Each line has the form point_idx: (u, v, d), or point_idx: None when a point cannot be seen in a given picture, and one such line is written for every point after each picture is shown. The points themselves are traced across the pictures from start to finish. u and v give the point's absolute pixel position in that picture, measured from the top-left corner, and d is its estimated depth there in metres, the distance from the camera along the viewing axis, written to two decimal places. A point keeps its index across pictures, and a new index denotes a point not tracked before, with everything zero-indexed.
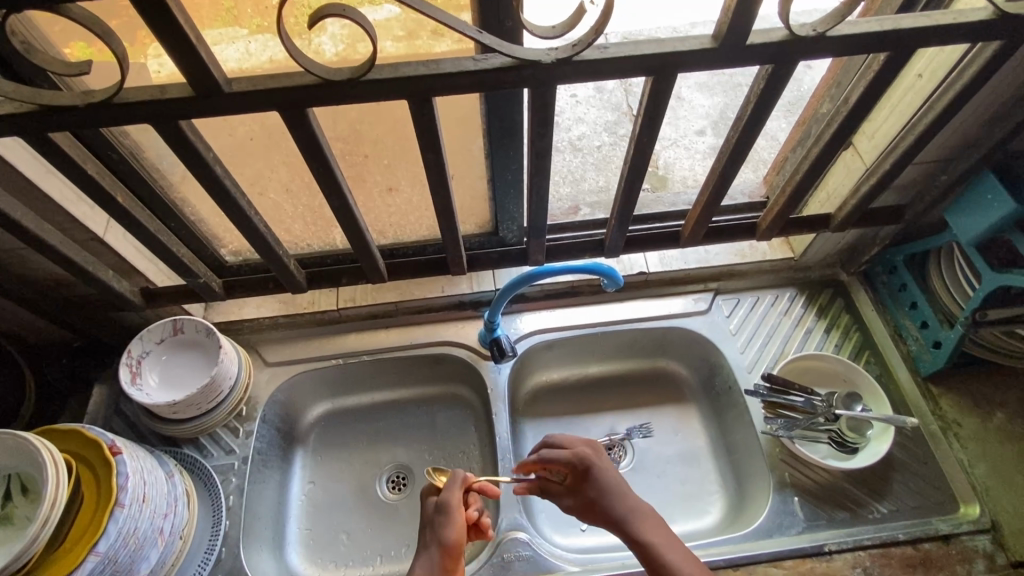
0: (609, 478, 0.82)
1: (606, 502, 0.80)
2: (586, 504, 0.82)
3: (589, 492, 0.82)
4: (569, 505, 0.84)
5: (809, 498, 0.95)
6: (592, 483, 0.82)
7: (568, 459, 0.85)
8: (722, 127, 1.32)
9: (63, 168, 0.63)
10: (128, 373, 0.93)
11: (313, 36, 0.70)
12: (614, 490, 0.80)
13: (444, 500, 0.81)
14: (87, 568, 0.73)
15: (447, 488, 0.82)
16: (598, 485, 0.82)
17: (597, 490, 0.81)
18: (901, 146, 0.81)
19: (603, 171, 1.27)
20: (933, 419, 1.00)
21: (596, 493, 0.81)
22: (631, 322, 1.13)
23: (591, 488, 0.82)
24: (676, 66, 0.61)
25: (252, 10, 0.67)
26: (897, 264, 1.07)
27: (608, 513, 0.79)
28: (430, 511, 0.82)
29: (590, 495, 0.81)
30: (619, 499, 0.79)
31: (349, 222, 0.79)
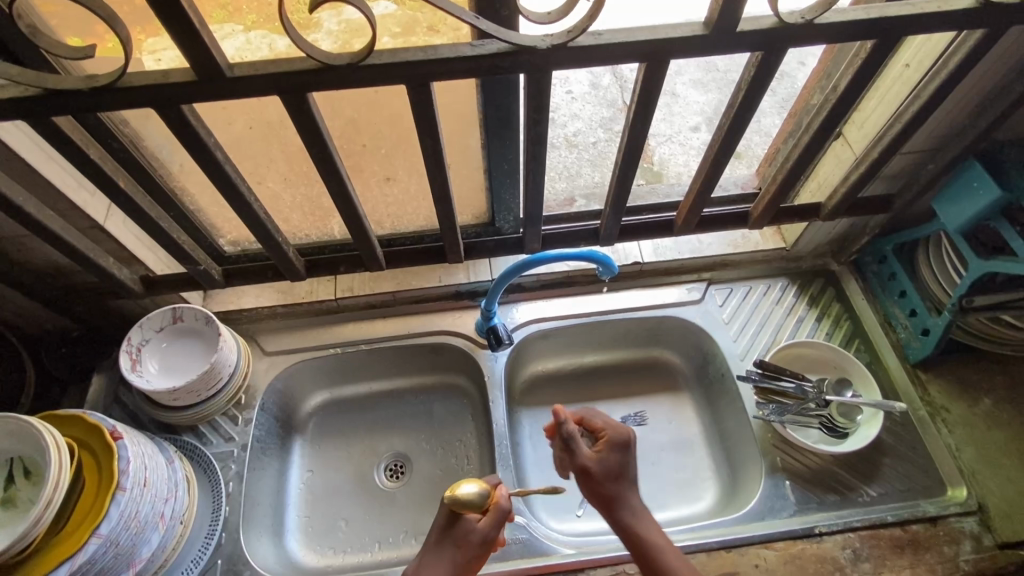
0: (630, 462, 0.83)
1: (624, 484, 0.81)
2: (612, 474, 0.81)
3: (614, 461, 0.82)
4: (586, 467, 0.82)
5: (800, 482, 0.97)
6: (620, 457, 0.82)
7: (614, 429, 0.85)
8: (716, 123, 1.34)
9: (65, 152, 0.64)
10: (127, 360, 0.94)
11: (310, 31, 0.71)
12: (633, 476, 0.82)
13: (486, 534, 0.76)
14: (90, 550, 0.74)
15: (494, 519, 0.77)
16: (623, 460, 0.82)
17: (620, 463, 0.82)
18: (889, 135, 0.83)
19: (598, 167, 1.28)
20: (922, 405, 1.02)
21: (619, 470, 0.81)
22: (626, 312, 1.15)
23: (619, 458, 0.82)
24: (670, 53, 0.62)
25: (248, 6, 0.68)
26: (886, 254, 1.09)
27: (621, 493, 0.80)
28: (466, 537, 0.76)
29: (618, 466, 0.82)
30: (632, 487, 0.81)
31: (348, 210, 0.80)
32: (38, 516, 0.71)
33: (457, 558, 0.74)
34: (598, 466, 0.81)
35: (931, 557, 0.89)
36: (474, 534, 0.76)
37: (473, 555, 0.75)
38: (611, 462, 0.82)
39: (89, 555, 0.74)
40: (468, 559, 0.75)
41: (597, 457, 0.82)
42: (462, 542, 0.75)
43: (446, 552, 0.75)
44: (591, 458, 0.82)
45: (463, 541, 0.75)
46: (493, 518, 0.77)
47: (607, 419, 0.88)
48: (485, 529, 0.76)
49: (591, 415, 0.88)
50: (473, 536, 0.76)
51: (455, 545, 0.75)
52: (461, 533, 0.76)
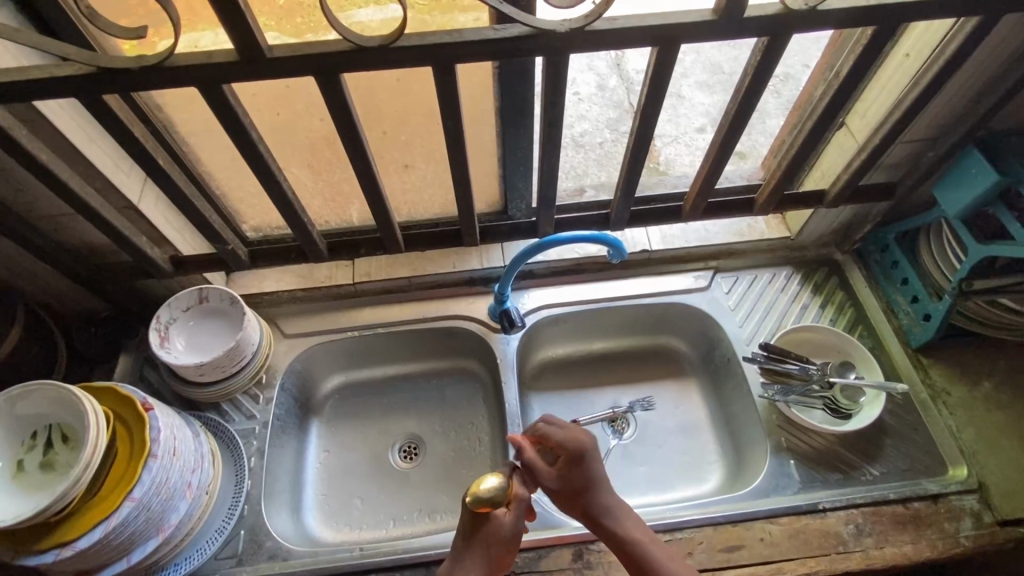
0: (594, 474, 0.82)
1: (594, 495, 0.82)
2: (573, 492, 0.82)
3: (576, 482, 0.82)
4: (551, 488, 0.83)
5: (804, 461, 1.00)
6: (583, 472, 0.82)
7: (571, 444, 0.83)
8: None
9: (111, 130, 0.68)
10: (157, 337, 0.98)
11: (323, 32, 0.74)
12: (600, 487, 0.83)
13: (514, 525, 0.79)
14: (123, 512, 0.78)
15: (518, 511, 0.80)
16: (586, 476, 0.82)
17: (584, 480, 0.82)
18: (889, 122, 0.86)
19: (605, 167, 1.32)
20: (923, 388, 1.05)
21: (584, 485, 0.82)
22: (635, 298, 1.18)
23: (582, 476, 0.82)
24: (680, 37, 0.66)
25: (260, 9, 0.72)
26: (889, 242, 1.12)
27: (594, 504, 0.82)
28: (497, 533, 0.78)
29: (580, 484, 0.82)
30: (606, 497, 0.82)
31: (371, 191, 0.84)
32: (69, 485, 0.73)
33: (490, 554, 0.78)
34: (559, 484, 0.82)
35: (932, 533, 0.92)
36: (504, 529, 0.78)
37: (506, 548, 0.78)
38: (574, 480, 0.82)
39: (124, 517, 0.78)
40: (501, 553, 0.79)
41: (558, 477, 0.83)
42: (492, 540, 0.78)
43: (479, 554, 0.78)
44: (550, 478, 0.83)
45: (495, 540, 0.78)
46: (517, 510, 0.80)
47: (561, 430, 0.85)
48: (514, 522, 0.79)
49: (550, 429, 0.85)
50: (502, 531, 0.78)
51: (486, 544, 0.78)
52: (492, 529, 0.78)
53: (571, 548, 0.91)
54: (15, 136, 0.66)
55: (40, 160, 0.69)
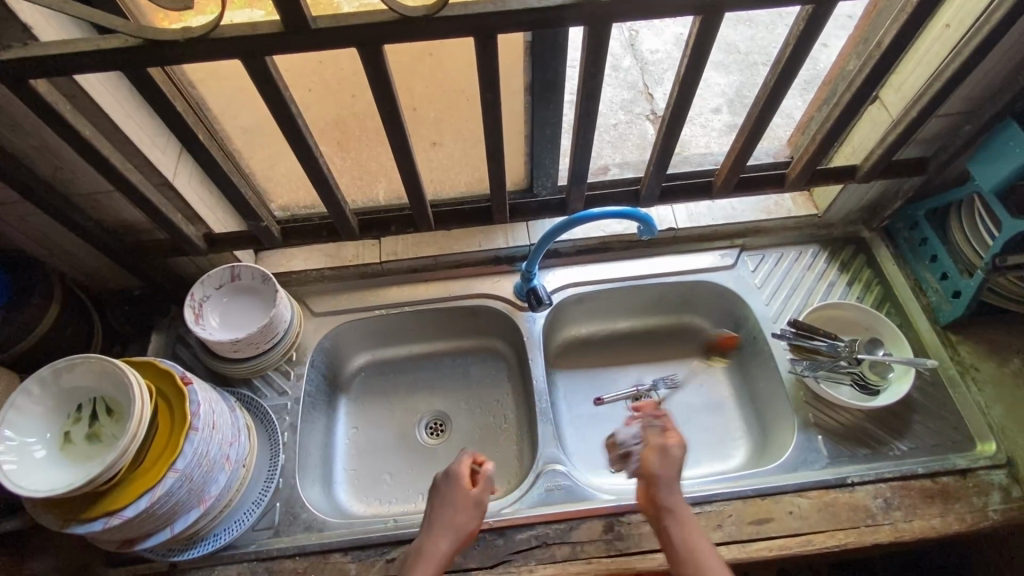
0: (676, 462, 0.86)
1: (665, 479, 0.84)
2: (670, 465, 0.85)
3: (651, 456, 0.86)
4: (654, 454, 0.86)
5: (832, 437, 1.00)
6: (667, 452, 0.86)
7: (674, 432, 0.89)
8: (738, 107, 1.35)
9: (155, 104, 0.69)
10: (191, 313, 0.99)
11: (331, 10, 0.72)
12: (670, 475, 0.85)
13: (480, 494, 0.86)
14: (167, 483, 0.80)
15: (485, 482, 0.87)
16: (665, 456, 0.86)
17: (659, 461, 0.86)
18: (929, 94, 0.85)
19: (619, 149, 1.28)
20: (952, 364, 1.05)
21: (659, 466, 0.85)
22: (661, 276, 1.18)
23: (656, 453, 0.86)
24: (726, 5, 0.65)
25: None
26: (918, 219, 1.11)
27: (661, 483, 0.84)
28: (465, 498, 0.85)
29: (677, 460, 0.86)
30: (671, 482, 0.84)
31: (405, 166, 0.84)
32: (115, 458, 0.74)
33: (456, 515, 0.84)
34: (667, 451, 0.86)
35: (961, 506, 0.92)
36: (469, 496, 0.86)
37: (471, 512, 0.85)
38: (650, 457, 0.86)
39: (167, 488, 0.80)
40: (465, 517, 0.84)
41: (643, 451, 0.88)
42: (461, 504, 0.85)
43: (446, 515, 0.84)
44: (663, 443, 0.87)
45: (460, 504, 0.85)
46: (484, 481, 0.87)
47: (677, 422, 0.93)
48: (479, 491, 0.86)
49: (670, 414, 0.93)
50: (470, 497, 0.86)
51: (454, 507, 0.85)
52: (459, 496, 0.86)
53: (602, 520, 0.93)
54: (60, 110, 0.67)
55: (84, 135, 0.70)
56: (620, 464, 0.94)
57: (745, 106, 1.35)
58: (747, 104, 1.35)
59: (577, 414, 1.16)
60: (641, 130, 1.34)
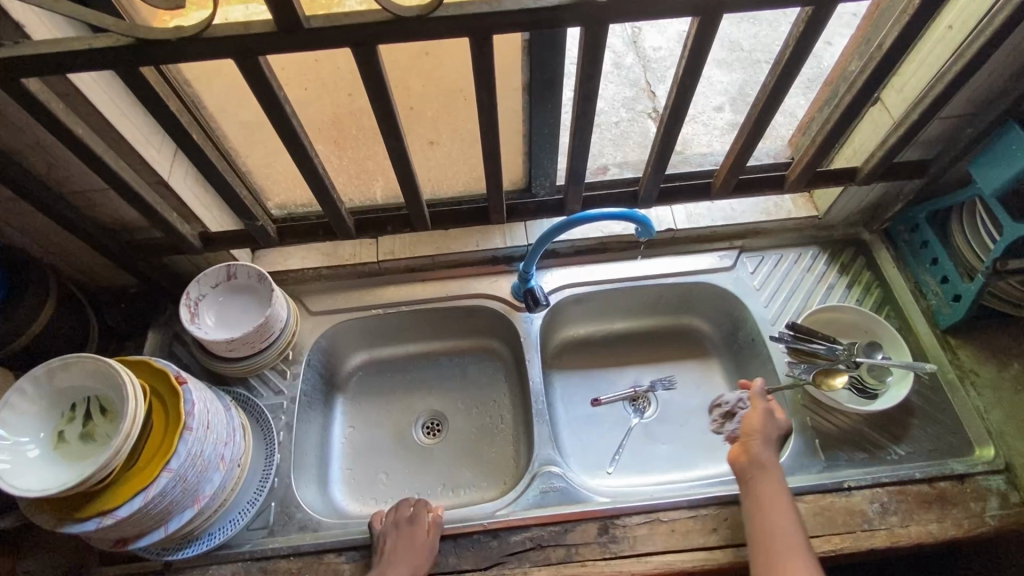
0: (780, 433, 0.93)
1: (765, 438, 0.92)
2: (771, 431, 0.93)
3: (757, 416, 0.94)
4: (761, 418, 0.94)
5: (829, 440, 1.00)
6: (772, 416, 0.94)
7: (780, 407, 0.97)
8: (740, 105, 1.34)
9: (148, 103, 0.68)
10: (187, 312, 0.99)
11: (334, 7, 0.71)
12: (770, 438, 0.92)
13: (432, 537, 0.90)
14: (161, 483, 0.80)
15: (436, 525, 0.92)
16: (769, 421, 0.94)
17: (763, 422, 0.93)
18: (930, 97, 0.84)
19: (621, 147, 1.27)
20: (951, 368, 1.04)
21: (761, 424, 0.93)
22: (659, 278, 1.17)
23: (760, 415, 0.94)
24: (725, 7, 0.64)
25: None
26: (919, 222, 1.10)
27: (760, 441, 0.92)
28: (419, 538, 0.89)
29: (778, 431, 0.93)
30: (770, 446, 0.91)
31: (400, 166, 0.83)
32: (109, 458, 0.74)
33: (412, 553, 0.87)
34: (771, 420, 0.94)
35: (958, 512, 0.92)
36: (423, 537, 0.89)
37: (424, 553, 0.88)
38: (754, 417, 0.94)
39: (161, 488, 0.80)
40: (419, 556, 0.87)
41: (747, 414, 0.96)
42: (416, 544, 0.88)
43: (403, 552, 0.86)
44: (772, 413, 0.95)
45: (415, 543, 0.88)
46: (436, 525, 0.92)
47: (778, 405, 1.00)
48: (431, 534, 0.90)
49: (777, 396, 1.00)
50: (424, 538, 0.89)
51: (411, 545, 0.88)
52: (413, 535, 0.89)
53: (597, 522, 0.93)
54: (53, 109, 0.66)
55: (77, 134, 0.69)
56: (718, 424, 1.06)
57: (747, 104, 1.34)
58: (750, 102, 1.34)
59: (574, 415, 1.15)
60: (643, 128, 1.33)
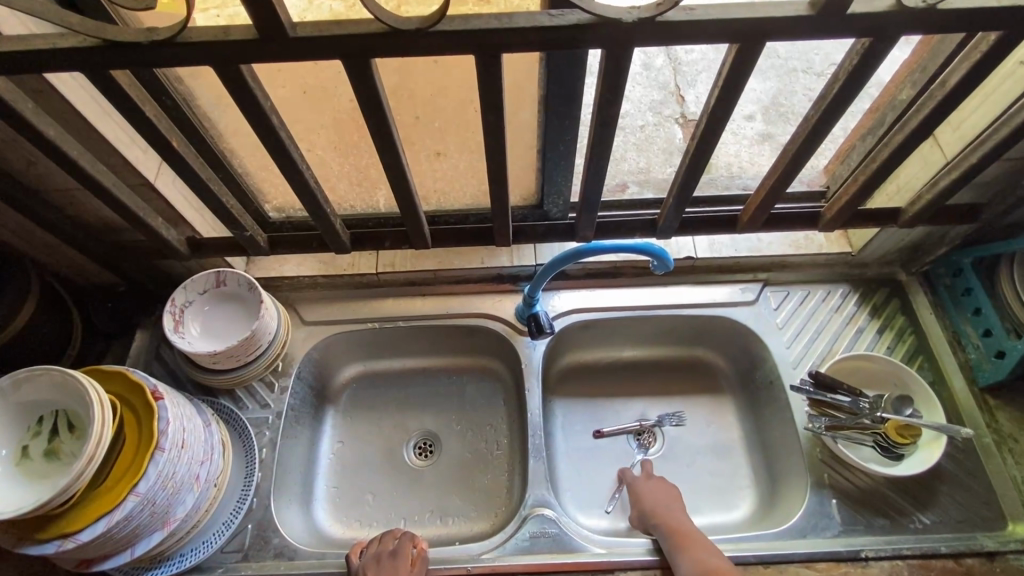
0: (673, 490, 0.95)
1: (665, 504, 0.92)
2: (660, 503, 0.93)
3: (644, 486, 0.97)
4: (648, 498, 0.94)
5: (847, 502, 0.92)
6: (655, 485, 0.96)
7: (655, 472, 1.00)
8: (773, 114, 1.23)
9: (122, 107, 0.62)
10: (171, 321, 0.94)
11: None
12: (664, 499, 0.93)
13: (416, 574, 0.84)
14: (127, 507, 0.75)
15: (422, 561, 0.86)
16: (656, 485, 0.96)
17: (649, 490, 0.96)
18: (991, 140, 0.75)
19: (644, 153, 1.19)
20: (988, 432, 0.95)
21: (656, 498, 0.94)
22: (674, 308, 1.10)
23: (643, 484, 0.97)
24: (769, 34, 0.56)
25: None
26: (963, 267, 1.00)
27: (661, 509, 0.91)
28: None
29: (665, 498, 0.94)
30: (669, 507, 0.92)
31: (399, 183, 0.77)
32: (68, 482, 0.69)
33: None
34: (658, 492, 0.95)
35: None
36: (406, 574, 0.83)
37: None
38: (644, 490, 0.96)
39: (127, 512, 0.75)
40: None
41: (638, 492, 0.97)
42: None
43: None
44: (653, 487, 0.96)
45: None
46: (421, 560, 0.86)
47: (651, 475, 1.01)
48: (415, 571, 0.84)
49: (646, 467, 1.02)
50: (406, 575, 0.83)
51: None
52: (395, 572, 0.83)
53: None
54: (20, 109, 0.61)
55: (47, 136, 0.64)
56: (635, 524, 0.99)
57: (783, 116, 1.23)
58: (785, 114, 1.23)
59: (574, 446, 1.09)
60: (669, 135, 1.24)
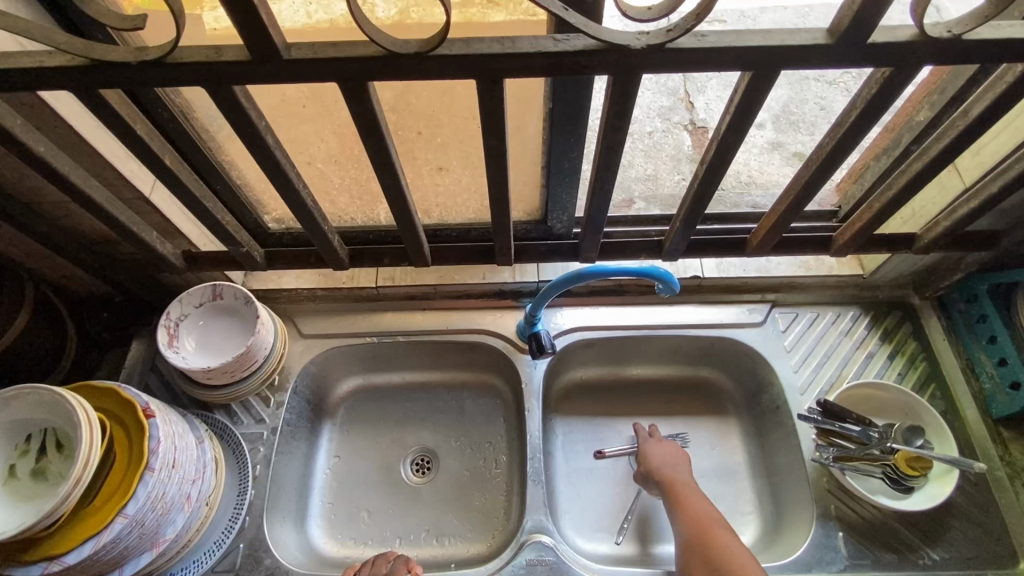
0: (678, 450, 0.97)
1: (669, 464, 0.95)
2: (664, 462, 0.95)
3: (651, 445, 0.99)
4: (654, 457, 0.97)
5: (854, 535, 0.89)
6: (664, 445, 0.98)
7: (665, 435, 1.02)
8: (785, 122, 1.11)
9: (113, 125, 0.60)
10: (165, 335, 0.92)
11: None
12: (669, 459, 0.96)
13: None
14: (115, 529, 0.73)
15: None
16: (663, 445, 0.99)
17: (658, 451, 0.98)
18: (1013, 168, 0.72)
19: (652, 159, 1.14)
20: (1001, 466, 0.93)
21: (662, 457, 0.96)
22: (679, 329, 1.07)
23: (653, 444, 0.99)
24: (783, 61, 0.54)
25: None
26: (979, 293, 0.98)
27: (664, 469, 0.94)
28: None
29: (669, 457, 0.96)
30: (674, 466, 0.95)
31: (398, 203, 0.75)
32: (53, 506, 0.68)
33: None
34: (664, 452, 0.97)
35: None
36: None
37: None
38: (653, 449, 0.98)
39: (115, 535, 0.73)
40: None
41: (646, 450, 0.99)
42: None
43: None
44: (660, 447, 0.98)
45: None
46: None
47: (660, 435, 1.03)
48: None
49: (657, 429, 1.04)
50: None
51: None
52: None
53: None
54: (9, 126, 0.59)
55: (38, 153, 0.62)
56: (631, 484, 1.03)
57: (793, 124, 1.10)
58: (795, 122, 1.10)
59: (574, 466, 1.06)
60: (678, 143, 1.16)
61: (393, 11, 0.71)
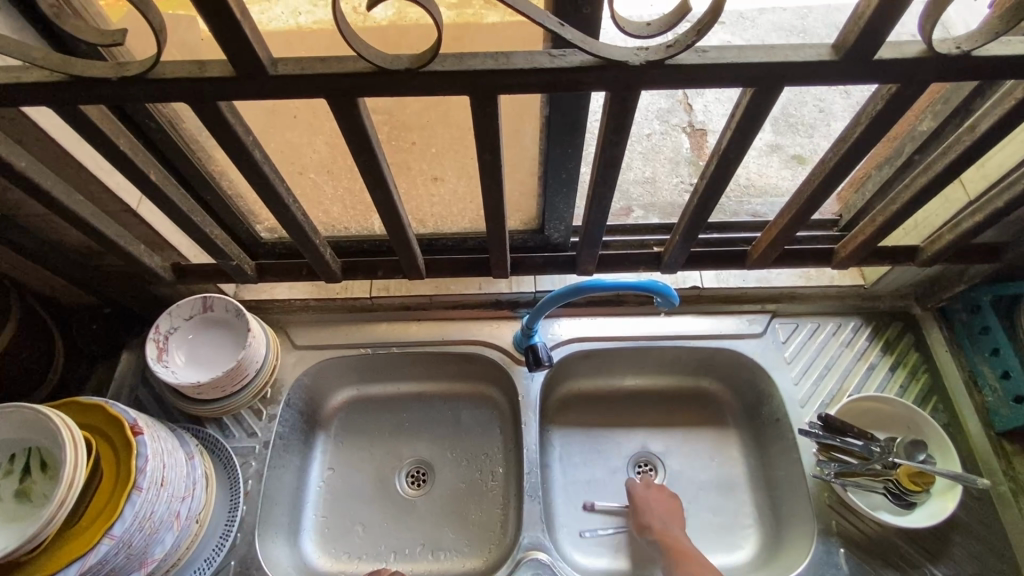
0: (672, 500, 0.97)
1: (665, 521, 0.94)
2: (661, 520, 0.94)
3: (644, 499, 0.97)
4: (650, 514, 0.95)
5: (856, 552, 0.88)
6: (657, 498, 0.97)
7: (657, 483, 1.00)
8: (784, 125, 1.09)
9: (95, 139, 0.59)
10: (154, 349, 0.91)
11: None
12: (664, 513, 0.95)
13: None
14: (101, 551, 0.71)
15: None
16: (656, 497, 0.97)
17: (652, 503, 0.96)
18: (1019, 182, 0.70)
19: (650, 162, 1.12)
20: (1004, 480, 0.91)
21: (658, 515, 0.95)
22: (678, 340, 1.06)
23: (644, 494, 0.97)
24: (787, 77, 0.52)
25: None
26: (982, 304, 0.96)
27: (662, 530, 0.93)
28: None
29: (664, 513, 0.95)
30: (669, 521, 0.94)
31: (391, 216, 0.73)
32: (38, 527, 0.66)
33: None
34: (660, 509, 0.96)
35: None
36: None
37: None
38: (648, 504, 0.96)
39: (101, 556, 0.71)
40: None
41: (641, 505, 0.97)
42: None
43: None
44: (654, 501, 0.97)
45: None
46: None
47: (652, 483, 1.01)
48: None
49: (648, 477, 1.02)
50: None
51: None
52: None
53: None
54: None
55: (19, 168, 0.61)
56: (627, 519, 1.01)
57: (792, 126, 1.07)
58: (794, 124, 1.07)
59: (572, 479, 1.05)
60: (677, 146, 1.14)
61: (391, 12, 0.69)
